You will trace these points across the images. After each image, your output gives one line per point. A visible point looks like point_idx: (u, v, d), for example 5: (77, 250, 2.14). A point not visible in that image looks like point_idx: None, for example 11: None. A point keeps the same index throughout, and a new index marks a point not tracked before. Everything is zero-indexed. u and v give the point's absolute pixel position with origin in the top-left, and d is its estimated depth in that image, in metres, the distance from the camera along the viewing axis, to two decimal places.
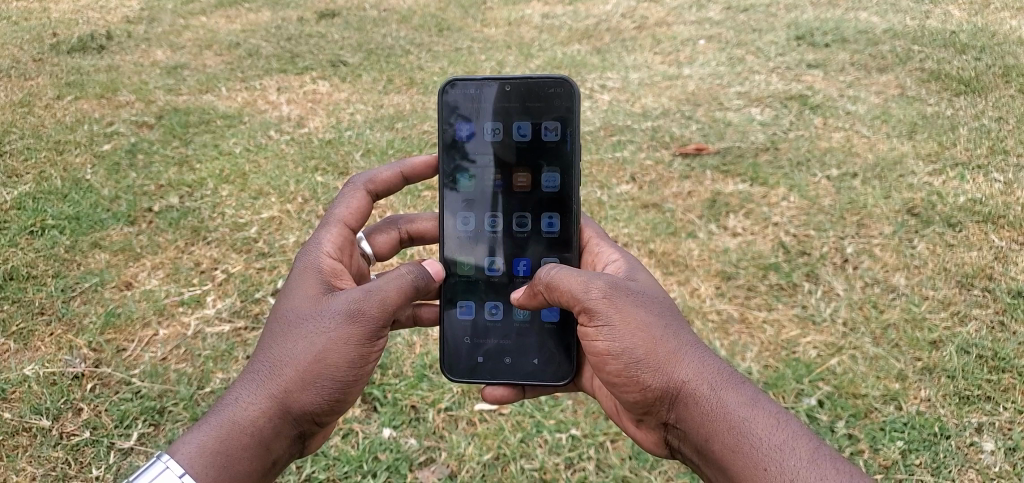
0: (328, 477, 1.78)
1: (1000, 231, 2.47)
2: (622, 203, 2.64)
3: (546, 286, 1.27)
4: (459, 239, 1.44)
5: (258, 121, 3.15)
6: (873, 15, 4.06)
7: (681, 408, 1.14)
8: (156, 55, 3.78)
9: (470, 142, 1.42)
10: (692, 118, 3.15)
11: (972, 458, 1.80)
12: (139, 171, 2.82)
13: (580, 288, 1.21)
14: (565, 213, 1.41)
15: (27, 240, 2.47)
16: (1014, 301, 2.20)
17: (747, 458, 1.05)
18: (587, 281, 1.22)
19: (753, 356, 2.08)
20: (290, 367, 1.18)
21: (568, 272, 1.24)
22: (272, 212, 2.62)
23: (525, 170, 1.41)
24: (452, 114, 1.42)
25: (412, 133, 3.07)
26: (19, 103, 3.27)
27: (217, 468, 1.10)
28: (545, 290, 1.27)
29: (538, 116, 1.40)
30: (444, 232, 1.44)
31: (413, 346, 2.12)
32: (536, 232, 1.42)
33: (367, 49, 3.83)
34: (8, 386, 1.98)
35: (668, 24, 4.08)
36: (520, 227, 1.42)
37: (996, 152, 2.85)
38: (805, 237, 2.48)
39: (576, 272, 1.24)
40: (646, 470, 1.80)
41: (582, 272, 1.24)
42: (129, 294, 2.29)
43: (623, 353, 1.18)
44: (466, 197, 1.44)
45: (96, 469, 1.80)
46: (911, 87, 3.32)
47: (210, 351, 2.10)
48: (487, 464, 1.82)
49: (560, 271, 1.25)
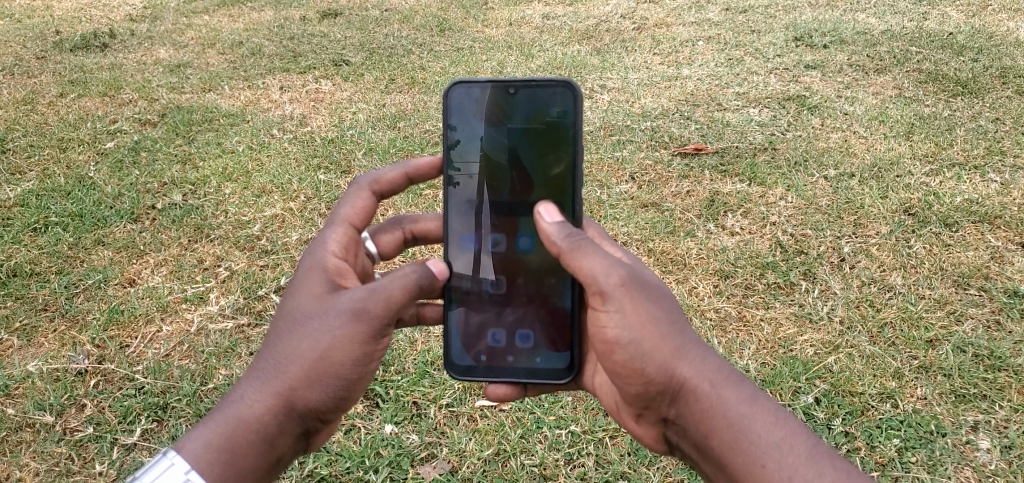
0: (330, 472, 1.80)
1: (997, 231, 2.50)
2: (622, 202, 2.67)
3: (565, 256, 1.24)
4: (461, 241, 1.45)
5: (261, 120, 3.17)
6: (871, 17, 4.09)
7: (683, 404, 1.16)
8: (160, 54, 3.80)
9: (470, 144, 1.45)
10: (691, 119, 3.18)
11: (967, 455, 1.82)
12: (142, 169, 2.84)
13: (601, 270, 1.19)
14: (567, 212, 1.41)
15: (31, 238, 2.50)
16: (1010, 301, 2.23)
17: (746, 455, 1.08)
18: (607, 264, 1.20)
19: (751, 354, 2.10)
20: (294, 365, 1.20)
21: (592, 247, 1.22)
22: (275, 210, 2.64)
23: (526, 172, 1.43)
24: (452, 117, 1.45)
25: (414, 132, 3.09)
26: (23, 101, 3.29)
27: (221, 465, 1.13)
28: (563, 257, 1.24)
29: (540, 118, 1.42)
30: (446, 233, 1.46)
31: (415, 343, 2.14)
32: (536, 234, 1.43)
33: (369, 48, 3.85)
34: (13, 382, 2.01)
35: (668, 24, 4.10)
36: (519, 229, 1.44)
37: (993, 153, 2.87)
38: (803, 236, 2.50)
39: (597, 249, 1.22)
40: (645, 466, 1.82)
41: (603, 253, 1.22)
42: (132, 291, 2.31)
43: (630, 344, 1.18)
44: (468, 197, 1.45)
45: (100, 465, 1.81)
46: (909, 87, 3.34)
47: (213, 348, 2.12)
48: (487, 461, 1.84)
49: (587, 245, 1.22)
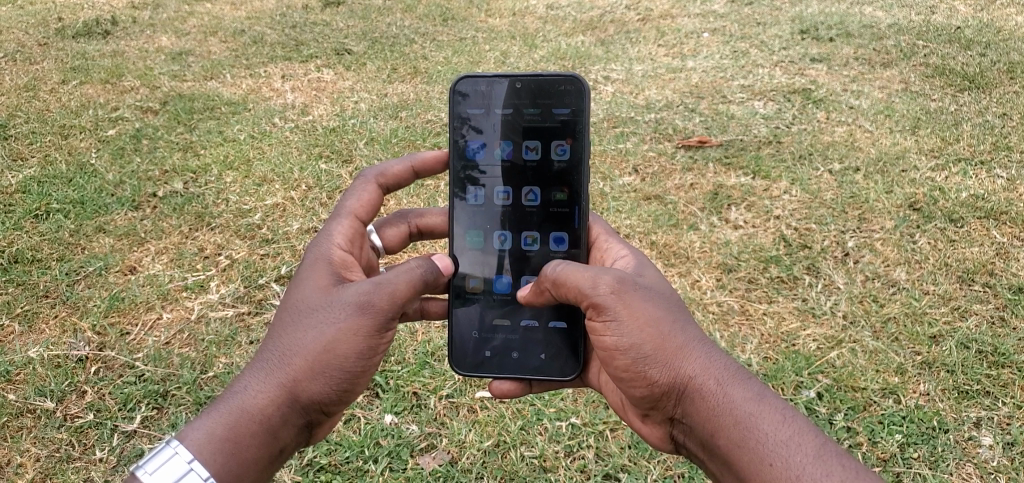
0: (330, 462, 1.80)
1: (1002, 227, 2.48)
2: (624, 195, 2.65)
3: (554, 284, 1.26)
4: (470, 250, 1.45)
5: (263, 109, 3.16)
6: (878, 10, 4.05)
7: (689, 403, 1.15)
8: (162, 41, 3.78)
9: (481, 151, 1.43)
10: (695, 111, 3.15)
11: (970, 451, 1.81)
12: (144, 156, 2.83)
13: (588, 282, 1.20)
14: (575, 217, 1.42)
15: (32, 224, 2.49)
16: (1015, 297, 2.22)
17: (753, 453, 1.06)
18: (594, 276, 1.21)
19: (753, 348, 2.09)
20: (298, 357, 1.19)
21: (575, 267, 1.24)
22: (276, 199, 2.63)
23: (534, 178, 1.43)
24: (463, 121, 1.43)
25: (416, 122, 3.08)
26: (25, 87, 3.28)
27: (225, 455, 1.10)
28: (553, 288, 1.27)
29: (545, 125, 1.41)
30: (452, 241, 1.45)
31: (415, 333, 2.14)
32: (545, 249, 1.43)
33: (372, 38, 3.83)
34: (14, 368, 2.01)
35: (672, 16, 4.07)
36: (529, 237, 1.43)
37: (999, 148, 2.85)
38: (807, 230, 2.49)
39: (582, 267, 1.23)
40: (645, 459, 1.81)
41: (590, 268, 1.23)
42: (133, 278, 2.30)
43: (630, 347, 1.18)
44: (473, 207, 1.45)
45: (100, 451, 1.81)
46: (916, 82, 3.31)
47: (213, 336, 2.11)
48: (487, 451, 1.84)
49: (568, 266, 1.24)
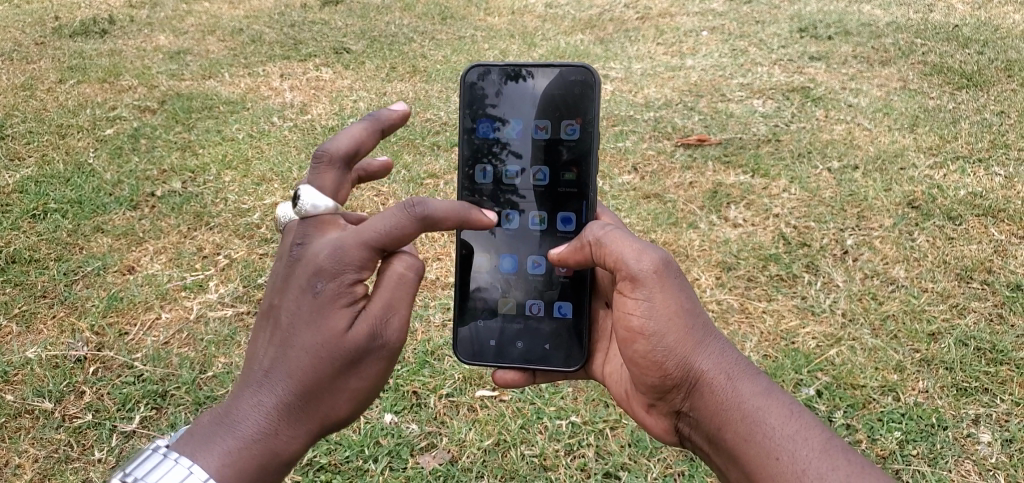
0: (329, 462, 1.80)
1: (1000, 225, 2.48)
2: (624, 194, 2.65)
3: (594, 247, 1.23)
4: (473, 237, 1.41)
5: (262, 108, 3.15)
6: (876, 8, 4.05)
7: (698, 397, 1.15)
8: (159, 40, 3.77)
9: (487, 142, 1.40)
10: (694, 110, 3.15)
11: (969, 449, 1.81)
12: (142, 156, 2.82)
13: (632, 255, 1.17)
14: (582, 197, 1.38)
15: (30, 224, 2.48)
16: (1013, 294, 2.22)
17: (759, 446, 1.06)
18: (640, 250, 1.18)
19: (753, 346, 2.09)
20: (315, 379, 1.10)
21: (621, 234, 1.21)
22: (275, 198, 2.62)
23: (540, 169, 1.39)
24: (470, 110, 1.40)
25: (415, 121, 3.08)
26: (22, 86, 3.27)
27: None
28: (592, 250, 1.23)
29: (553, 114, 1.38)
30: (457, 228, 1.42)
31: (415, 332, 2.14)
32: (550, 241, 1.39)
33: (371, 36, 3.82)
34: (11, 368, 2.00)
35: (671, 15, 4.07)
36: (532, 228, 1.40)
37: (997, 146, 2.86)
38: (806, 228, 2.49)
39: (628, 237, 1.20)
40: (646, 457, 1.81)
41: (637, 240, 1.20)
42: (132, 278, 2.29)
43: (655, 334, 1.17)
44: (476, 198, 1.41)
45: (98, 452, 1.81)
46: (914, 80, 3.32)
47: (212, 336, 2.11)
48: (487, 450, 1.84)
49: (615, 231, 1.21)
